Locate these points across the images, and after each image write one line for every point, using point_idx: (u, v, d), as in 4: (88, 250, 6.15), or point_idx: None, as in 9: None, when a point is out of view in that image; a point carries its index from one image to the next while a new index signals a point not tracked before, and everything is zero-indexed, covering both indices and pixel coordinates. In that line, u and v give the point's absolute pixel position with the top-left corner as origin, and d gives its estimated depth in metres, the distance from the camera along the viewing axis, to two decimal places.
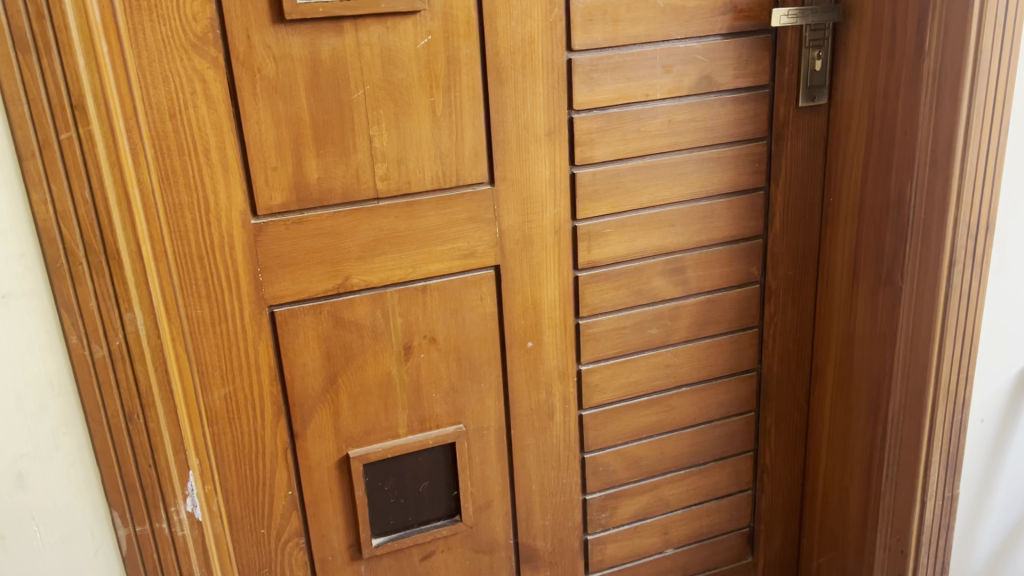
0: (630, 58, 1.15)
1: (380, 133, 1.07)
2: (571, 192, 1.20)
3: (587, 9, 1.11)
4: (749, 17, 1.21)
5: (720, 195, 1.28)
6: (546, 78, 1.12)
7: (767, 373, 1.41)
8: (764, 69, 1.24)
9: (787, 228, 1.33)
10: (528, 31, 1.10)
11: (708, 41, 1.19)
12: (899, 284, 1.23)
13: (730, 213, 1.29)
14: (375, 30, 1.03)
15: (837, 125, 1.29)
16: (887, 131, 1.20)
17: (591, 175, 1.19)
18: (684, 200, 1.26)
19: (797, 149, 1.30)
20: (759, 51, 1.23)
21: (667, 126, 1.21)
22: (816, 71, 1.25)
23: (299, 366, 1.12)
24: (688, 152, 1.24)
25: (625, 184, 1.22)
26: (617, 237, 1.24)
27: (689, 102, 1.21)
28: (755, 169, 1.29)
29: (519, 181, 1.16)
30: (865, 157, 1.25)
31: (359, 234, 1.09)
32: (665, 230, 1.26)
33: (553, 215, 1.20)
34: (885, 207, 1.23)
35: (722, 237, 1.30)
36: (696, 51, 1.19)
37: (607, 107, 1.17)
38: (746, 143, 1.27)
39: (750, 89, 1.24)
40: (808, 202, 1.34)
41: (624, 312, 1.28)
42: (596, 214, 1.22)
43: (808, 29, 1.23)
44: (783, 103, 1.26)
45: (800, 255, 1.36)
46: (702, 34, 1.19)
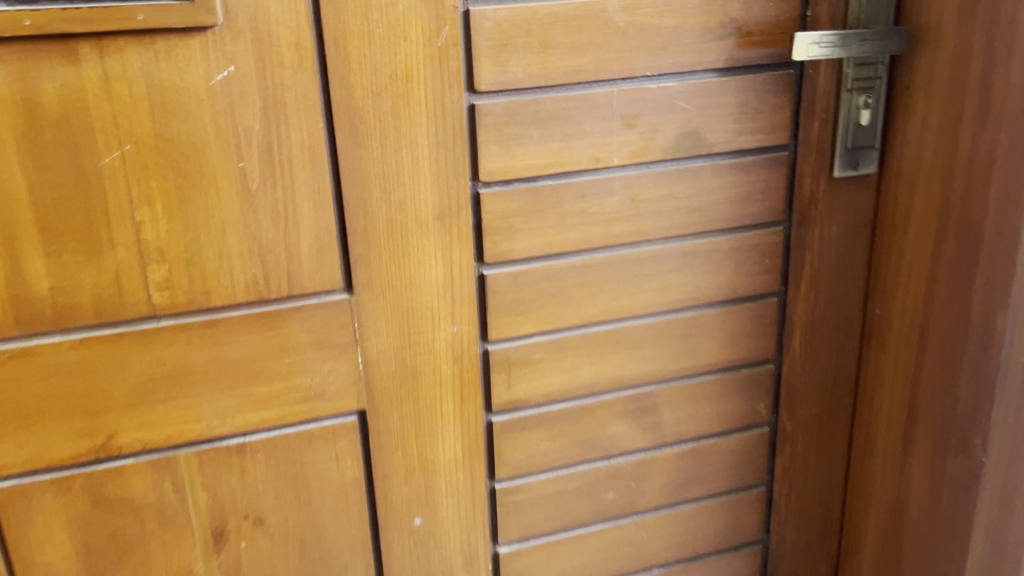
0: (571, 105, 0.76)
1: (154, 217, 0.67)
2: (480, 302, 0.79)
3: (500, 29, 0.71)
4: (759, 44, 0.79)
5: (710, 303, 0.87)
6: (432, 134, 0.73)
7: (777, 545, 0.99)
8: (781, 122, 0.83)
9: (810, 350, 0.92)
10: (401, 61, 0.70)
11: (693, 80, 0.78)
12: (978, 456, 0.80)
13: (726, 331, 0.88)
14: (135, 57, 0.63)
15: (891, 205, 0.87)
16: (971, 224, 0.78)
17: (511, 278, 0.79)
18: (656, 313, 0.85)
19: (829, 239, 0.88)
20: (772, 95, 0.82)
21: (628, 207, 0.80)
22: (862, 126, 0.83)
23: (40, 567, 0.73)
24: (662, 243, 0.83)
25: (565, 291, 0.81)
26: (553, 365, 0.83)
27: (663, 171, 0.80)
28: (765, 266, 0.87)
29: (394, 288, 0.76)
30: (934, 257, 0.83)
31: (128, 371, 0.70)
32: (627, 356, 0.85)
33: (451, 337, 0.79)
34: (962, 337, 0.81)
35: (713, 363, 0.89)
36: (672, 95, 0.78)
37: (535, 177, 0.77)
38: (752, 229, 0.86)
39: (757, 151, 0.83)
40: (844, 312, 0.92)
41: (564, 472, 0.87)
42: (519, 334, 0.81)
43: (850, 63, 0.81)
44: (809, 171, 0.85)
45: (827, 386, 0.94)
46: (685, 69, 0.78)
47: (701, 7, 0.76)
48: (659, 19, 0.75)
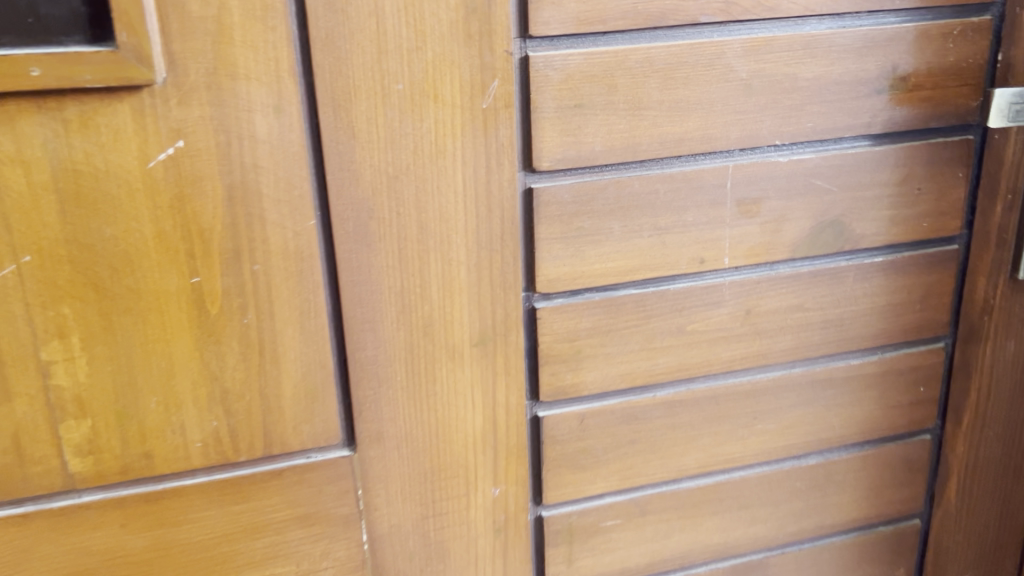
0: (668, 188, 0.54)
1: (70, 356, 0.47)
2: (534, 455, 0.58)
3: (572, 83, 0.50)
4: (932, 100, 0.56)
5: (842, 445, 0.64)
6: (472, 230, 0.51)
7: None
8: (953, 207, 0.60)
9: (972, 502, 0.68)
10: (430, 130, 0.48)
11: (835, 151, 0.56)
12: None
13: (859, 482, 0.66)
14: (34, 130, 0.42)
15: None
16: None
17: (578, 423, 0.57)
18: (769, 460, 0.63)
19: (1004, 358, 0.64)
20: (943, 171, 0.59)
21: (740, 323, 0.58)
22: None
23: None
24: (782, 369, 0.61)
25: (652, 441, 0.59)
26: (632, 534, 0.62)
27: (791, 275, 0.58)
28: (918, 397, 0.65)
29: (414, 441, 0.54)
30: None
31: (38, 562, 0.50)
32: (729, 517, 0.64)
33: (491, 501, 0.57)
34: None
35: (840, 521, 0.67)
36: (808, 172, 0.56)
37: (616, 286, 0.55)
38: (902, 348, 0.63)
39: (914, 245, 0.61)
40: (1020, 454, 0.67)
41: None
42: (588, 495, 0.60)
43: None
44: (984, 270, 0.61)
45: (987, 548, 0.70)
46: (828, 136, 0.55)
47: (855, 50, 0.54)
48: (797, 67, 0.53)
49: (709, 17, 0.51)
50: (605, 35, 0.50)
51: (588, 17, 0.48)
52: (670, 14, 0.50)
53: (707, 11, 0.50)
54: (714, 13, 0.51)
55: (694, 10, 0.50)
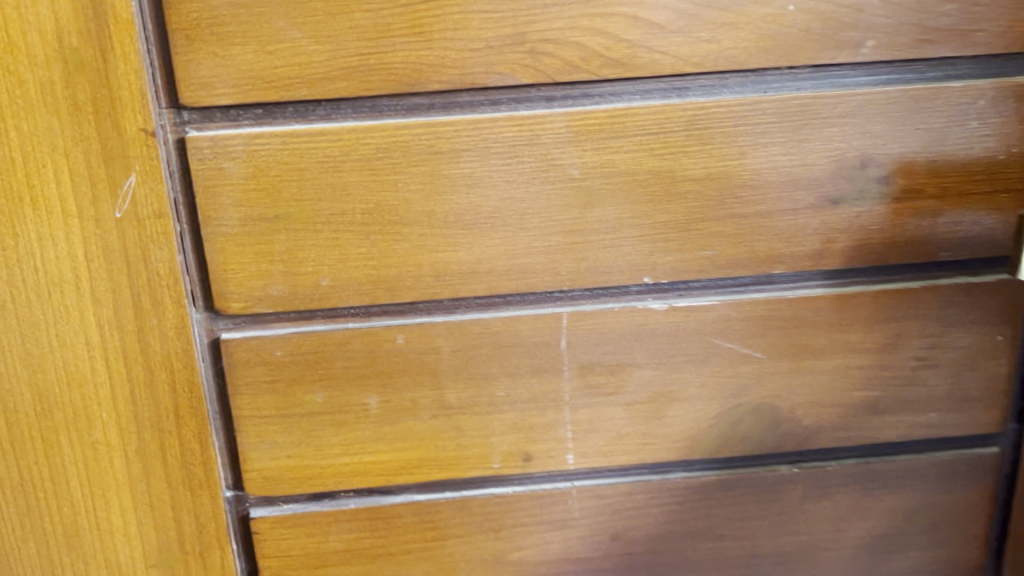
0: (457, 345, 0.33)
1: None
2: None
3: (267, 180, 0.30)
4: (940, 215, 0.33)
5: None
6: (126, 399, 0.33)
7: None
8: (984, 389, 0.36)
9: None
10: (31, 250, 0.31)
11: (760, 295, 0.33)
12: None
13: None
14: None
15: None
16: None
17: None
18: None
19: None
20: (964, 332, 0.35)
21: (603, 555, 0.37)
22: None
23: None
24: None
25: None
26: None
27: (688, 486, 0.36)
28: None
29: None
30: None
31: None
32: None
33: None
34: None
35: None
36: (709, 330, 0.33)
37: (387, 489, 0.35)
38: None
39: (915, 446, 0.37)
40: None
41: None
42: None
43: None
44: None
45: None
46: (743, 271, 0.33)
47: (785, 132, 0.31)
48: (674, 159, 0.31)
49: (506, 77, 0.30)
50: (325, 103, 0.30)
51: (281, 77, 0.29)
52: (431, 73, 0.30)
53: (499, 68, 0.30)
54: (514, 71, 0.30)
55: (476, 65, 0.30)
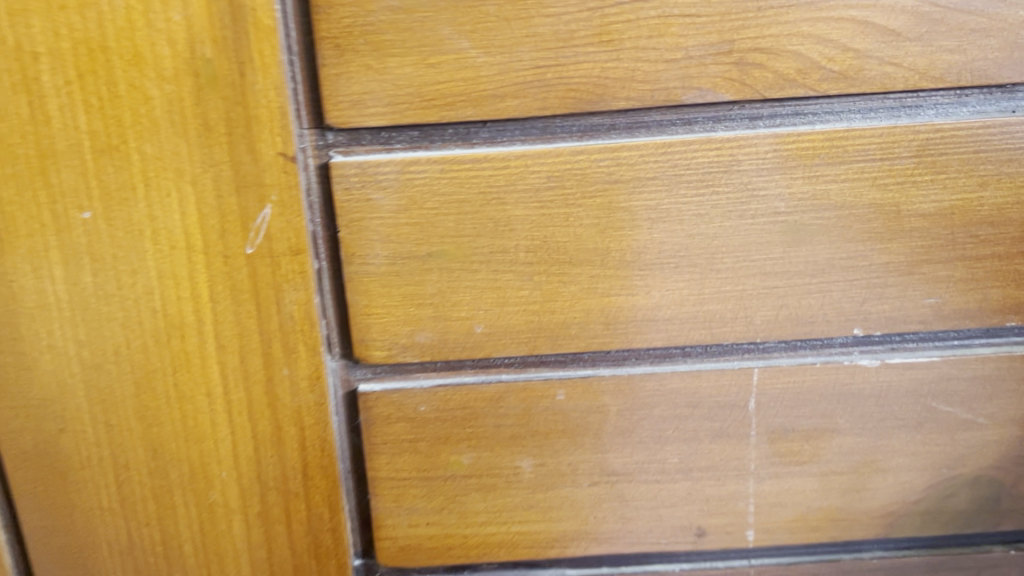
0: (627, 405, 0.29)
1: None
2: None
3: (420, 213, 0.26)
4: None
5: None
6: (246, 459, 0.29)
7: None
8: None
9: None
10: (150, 290, 0.27)
11: (985, 350, 0.28)
12: None
13: None
14: None
15: None
16: None
17: None
18: None
19: None
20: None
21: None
22: None
23: None
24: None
25: None
26: None
27: (882, 568, 0.31)
28: None
29: None
30: None
31: None
32: None
33: None
34: None
35: None
36: (924, 393, 0.29)
37: (536, 561, 0.31)
38: None
39: None
40: None
41: None
42: None
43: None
44: None
45: None
46: (970, 322, 0.28)
47: None
48: (900, 191, 0.26)
49: (706, 92, 0.25)
50: (490, 124, 0.26)
51: (443, 94, 0.25)
52: (618, 88, 0.25)
53: (698, 82, 0.25)
54: (716, 85, 0.25)
55: (672, 79, 0.25)
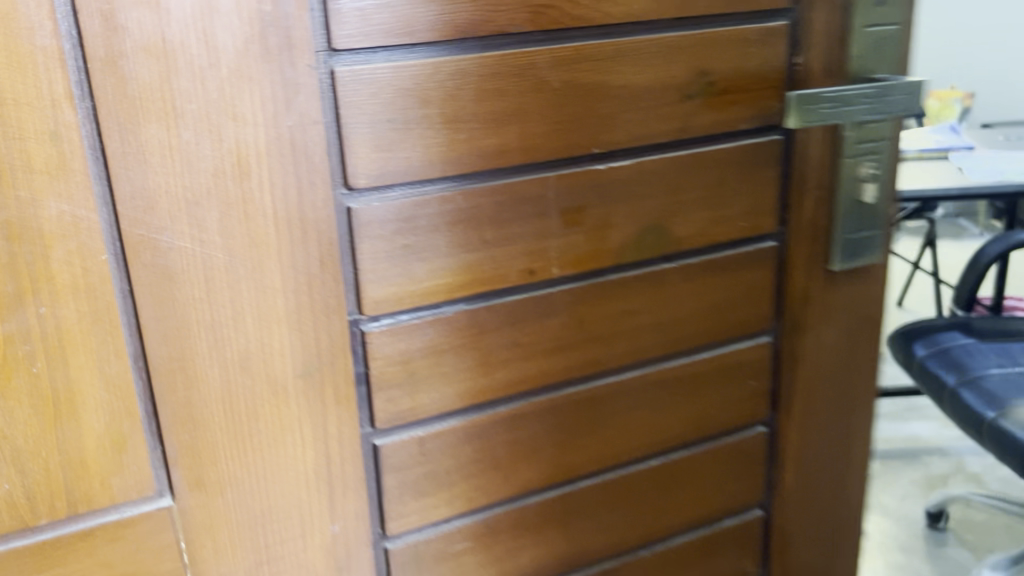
0: (492, 201, 0.52)
1: None
2: (370, 490, 0.55)
3: (383, 97, 0.48)
4: (742, 101, 0.58)
5: (675, 446, 0.65)
6: (286, 253, 0.48)
7: None
8: (764, 207, 0.61)
9: (808, 486, 0.70)
10: (230, 150, 0.45)
11: (653, 156, 0.57)
12: None
13: (700, 477, 0.66)
14: None
15: (877, 300, 0.67)
16: (846, 402, 0.69)
17: (417, 446, 0.55)
18: (614, 464, 0.63)
19: (824, 346, 0.66)
20: (754, 169, 0.60)
21: (574, 332, 0.58)
22: (862, 203, 0.63)
23: None
24: (614, 375, 0.61)
25: (496, 460, 0.58)
26: (486, 558, 0.60)
27: (617, 280, 0.58)
28: (750, 389, 0.66)
29: (241, 483, 0.51)
30: (830, 435, 0.69)
31: None
32: (578, 527, 0.63)
33: (331, 538, 0.54)
34: (830, 524, 0.72)
35: (682, 521, 0.67)
36: (629, 179, 0.56)
37: (447, 304, 0.54)
38: (726, 343, 0.64)
39: (729, 246, 0.62)
40: (841, 440, 0.70)
41: None
42: (435, 520, 0.58)
43: (851, 126, 0.60)
44: (799, 266, 0.63)
45: (821, 533, 0.72)
46: (645, 142, 0.56)
47: (664, 57, 0.55)
48: (609, 74, 0.53)
49: (518, 25, 0.50)
50: (414, 47, 0.48)
51: (391, 29, 0.47)
52: (477, 25, 0.49)
53: (514, 21, 0.50)
54: (523, 24, 0.50)
55: (502, 19, 0.50)
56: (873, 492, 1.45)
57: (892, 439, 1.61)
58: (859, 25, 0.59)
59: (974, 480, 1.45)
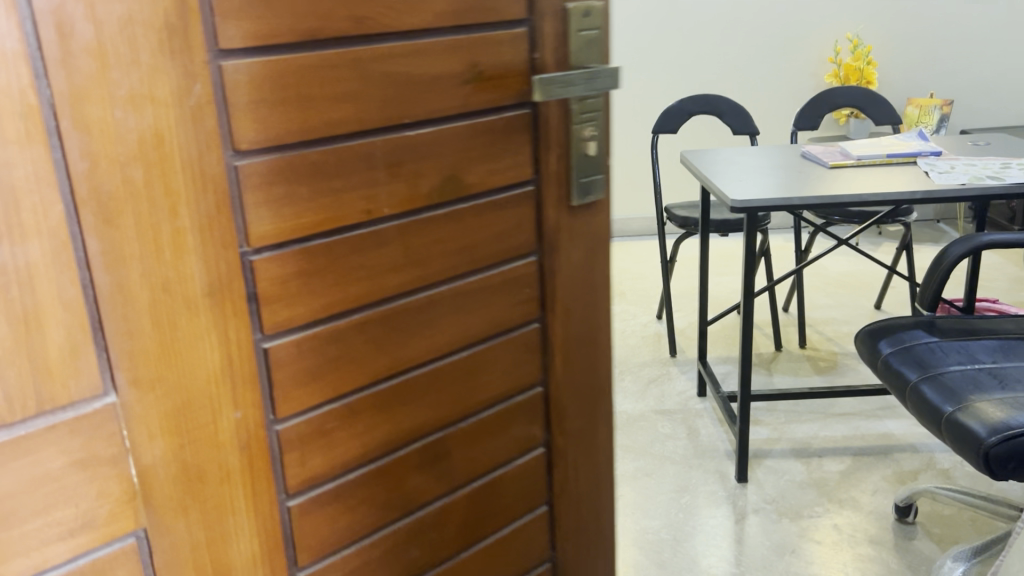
0: (338, 158, 0.71)
1: None
2: (261, 383, 0.72)
3: (256, 82, 0.65)
4: (505, 83, 0.80)
5: (477, 340, 0.87)
6: (194, 201, 0.64)
7: (562, 554, 1.03)
8: (525, 160, 0.84)
9: (568, 362, 0.95)
10: (152, 124, 0.60)
11: (447, 124, 0.77)
12: (588, 478, 1.02)
13: (495, 363, 0.89)
14: None
15: (602, 223, 0.93)
16: (589, 300, 0.95)
17: (295, 347, 0.73)
18: (436, 357, 0.84)
19: (572, 259, 0.91)
20: (517, 133, 0.83)
21: (401, 257, 0.78)
22: (589, 156, 0.87)
23: None
24: (431, 289, 0.82)
25: (351, 356, 0.77)
26: (347, 434, 0.80)
27: (428, 218, 0.79)
28: (525, 295, 0.89)
29: (166, 381, 0.66)
30: (581, 325, 0.95)
31: None
32: (415, 408, 0.84)
33: (234, 423, 0.71)
34: (586, 391, 0.98)
35: (486, 398, 0.90)
36: (431, 141, 0.77)
37: (310, 238, 0.72)
38: (507, 263, 0.87)
39: (505, 190, 0.84)
40: (588, 328, 0.96)
41: (367, 542, 0.85)
42: (308, 406, 0.76)
43: (575, 100, 0.84)
44: (552, 202, 0.87)
45: (581, 398, 0.98)
46: (441, 113, 0.77)
47: (449, 51, 0.75)
48: (413, 63, 0.73)
49: (347, 28, 0.69)
50: (276, 45, 0.66)
51: (259, 31, 0.64)
52: (318, 29, 0.67)
53: (344, 26, 0.69)
54: (351, 27, 0.69)
55: (337, 24, 0.68)
56: (855, 492, 2.03)
57: (852, 458, 2.19)
58: (575, 29, 0.82)
59: (941, 475, 2.08)
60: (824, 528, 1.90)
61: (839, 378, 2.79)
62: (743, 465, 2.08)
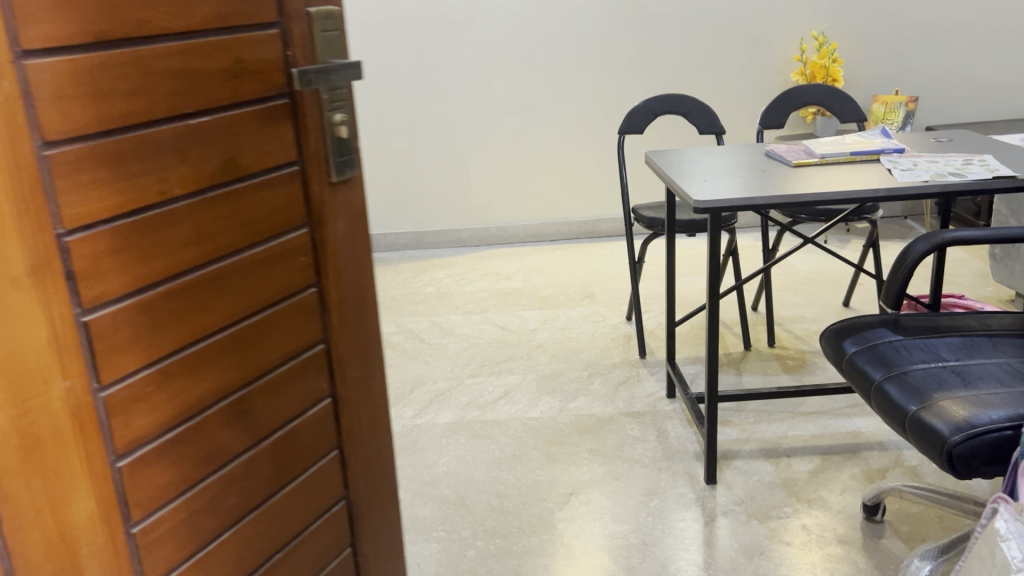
0: (132, 146, 0.77)
1: None
2: (86, 353, 0.77)
3: (59, 77, 0.70)
4: (264, 77, 0.90)
5: (265, 306, 0.97)
6: (9, 187, 0.68)
7: (348, 485, 1.16)
8: (286, 143, 0.95)
9: (344, 319, 1.09)
10: None
11: (223, 113, 0.86)
12: (365, 414, 1.17)
13: (282, 326, 1.00)
14: None
15: (359, 197, 1.07)
16: (355, 262, 1.09)
17: (111, 316, 0.78)
18: (232, 321, 0.93)
19: (339, 229, 1.05)
20: (280, 121, 0.93)
21: (193, 231, 0.86)
22: (341, 138, 1.01)
23: None
24: (222, 260, 0.90)
25: (160, 320, 0.84)
26: (164, 394, 0.86)
27: (213, 195, 0.87)
28: (302, 263, 1.01)
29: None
30: (352, 284, 1.09)
31: None
32: (218, 365, 0.92)
33: (64, 391, 0.76)
34: (361, 340, 1.13)
35: (278, 356, 1.01)
36: (209, 129, 0.85)
37: (115, 218, 0.77)
38: (283, 235, 0.97)
39: (273, 170, 0.94)
40: (357, 286, 1.11)
41: (188, 492, 0.91)
42: (127, 372, 0.81)
43: (324, 91, 0.97)
44: (315, 179, 0.99)
45: (356, 349, 1.12)
46: (214, 103, 0.85)
47: (215, 50, 0.84)
48: (187, 60, 0.81)
49: (128, 29, 0.75)
50: (70, 45, 0.71)
51: (55, 33, 0.69)
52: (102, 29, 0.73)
53: (123, 27, 0.75)
54: (128, 29, 0.75)
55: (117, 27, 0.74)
56: (824, 491, 2.00)
57: (827, 458, 2.15)
58: (318, 30, 0.94)
59: (910, 473, 2.04)
60: (793, 529, 1.85)
61: (806, 375, 2.76)
62: (712, 465, 2.03)
